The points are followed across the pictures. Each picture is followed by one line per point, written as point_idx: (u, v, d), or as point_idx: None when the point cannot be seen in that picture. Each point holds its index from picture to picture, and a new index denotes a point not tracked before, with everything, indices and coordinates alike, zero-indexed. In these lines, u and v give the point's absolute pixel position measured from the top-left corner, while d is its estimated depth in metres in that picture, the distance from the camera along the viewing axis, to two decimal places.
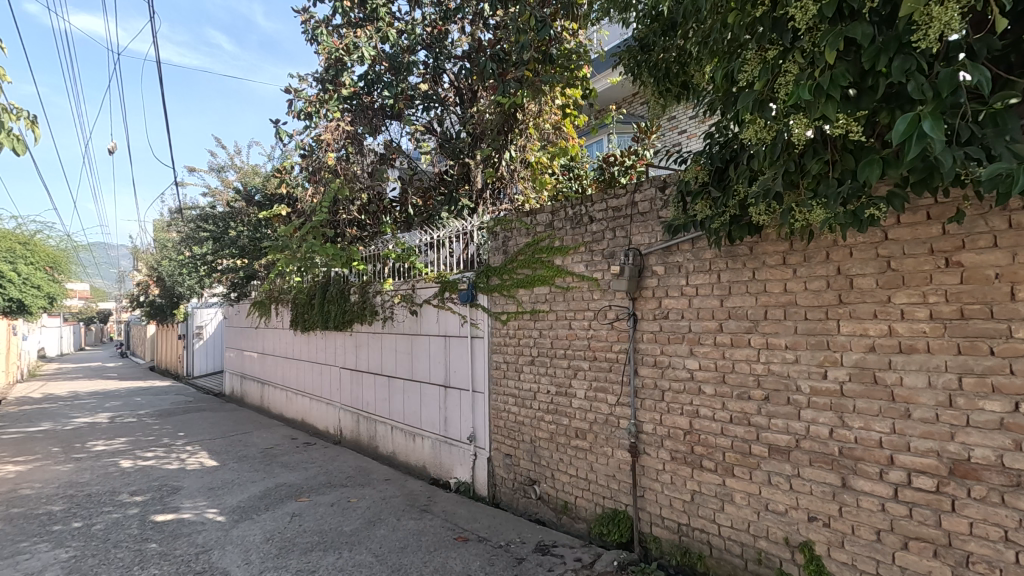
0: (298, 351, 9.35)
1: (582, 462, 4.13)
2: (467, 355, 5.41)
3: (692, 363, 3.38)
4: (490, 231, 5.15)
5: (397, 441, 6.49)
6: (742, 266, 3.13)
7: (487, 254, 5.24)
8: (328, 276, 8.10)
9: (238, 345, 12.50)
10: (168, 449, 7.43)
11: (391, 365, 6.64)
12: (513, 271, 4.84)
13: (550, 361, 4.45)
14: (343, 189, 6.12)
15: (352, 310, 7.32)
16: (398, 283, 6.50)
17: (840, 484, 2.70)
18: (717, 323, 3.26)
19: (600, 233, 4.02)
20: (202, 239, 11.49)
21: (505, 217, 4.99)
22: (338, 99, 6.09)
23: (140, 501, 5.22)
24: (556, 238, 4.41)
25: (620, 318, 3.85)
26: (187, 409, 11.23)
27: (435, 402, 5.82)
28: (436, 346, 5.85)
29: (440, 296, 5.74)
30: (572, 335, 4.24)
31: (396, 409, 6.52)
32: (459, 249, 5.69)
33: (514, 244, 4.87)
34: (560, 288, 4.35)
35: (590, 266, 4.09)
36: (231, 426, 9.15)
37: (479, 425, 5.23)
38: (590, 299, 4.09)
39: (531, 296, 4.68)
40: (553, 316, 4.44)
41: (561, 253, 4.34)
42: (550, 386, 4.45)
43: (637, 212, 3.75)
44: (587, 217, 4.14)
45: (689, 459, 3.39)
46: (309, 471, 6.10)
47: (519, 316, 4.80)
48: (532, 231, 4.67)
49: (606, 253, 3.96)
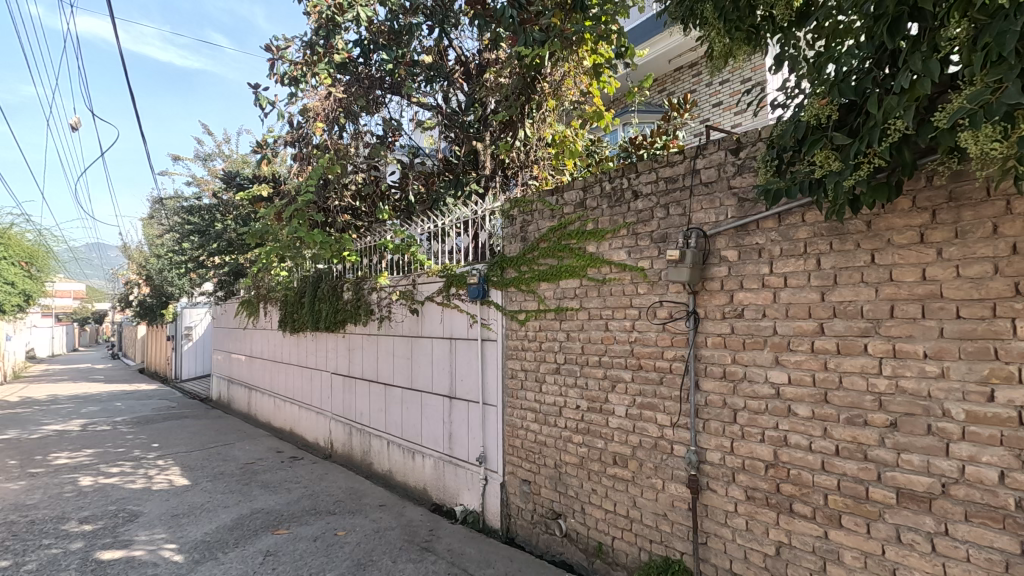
0: (287, 355, 8.55)
1: (622, 495, 3.34)
2: (476, 361, 4.62)
3: (778, 377, 2.60)
4: (506, 215, 4.37)
5: (394, 458, 5.70)
6: (853, 247, 2.35)
7: (502, 242, 4.46)
8: (318, 271, 7.31)
9: (226, 348, 11.70)
10: (136, 465, 6.61)
11: (388, 371, 5.85)
12: (533, 261, 4.05)
13: (580, 370, 3.66)
14: (334, 168, 5.32)
15: (345, 309, 6.57)
16: (396, 278, 5.73)
17: (1017, 553, 1.91)
18: (816, 323, 2.46)
19: (647, 210, 3.24)
20: (185, 232, 10.66)
21: (525, 197, 4.23)
22: (329, 63, 5.29)
23: (88, 532, 4.41)
24: (588, 220, 3.62)
25: (674, 318, 3.06)
26: (168, 416, 10.41)
27: (439, 415, 5.04)
28: (439, 350, 5.07)
29: (445, 292, 4.96)
30: (610, 339, 3.45)
31: (393, 422, 5.74)
32: (468, 238, 4.93)
33: (535, 229, 4.10)
34: (593, 281, 3.56)
35: (634, 253, 3.30)
36: (212, 436, 8.33)
37: (490, 444, 4.43)
38: (632, 294, 3.31)
39: (555, 291, 3.89)
40: (583, 315, 3.65)
41: (595, 238, 3.56)
42: (580, 401, 3.66)
43: (698, 183, 2.98)
44: (629, 193, 3.36)
45: (773, 501, 2.60)
46: (293, 493, 5.29)
47: (540, 315, 4.00)
48: (558, 213, 3.88)
49: (656, 235, 3.17)
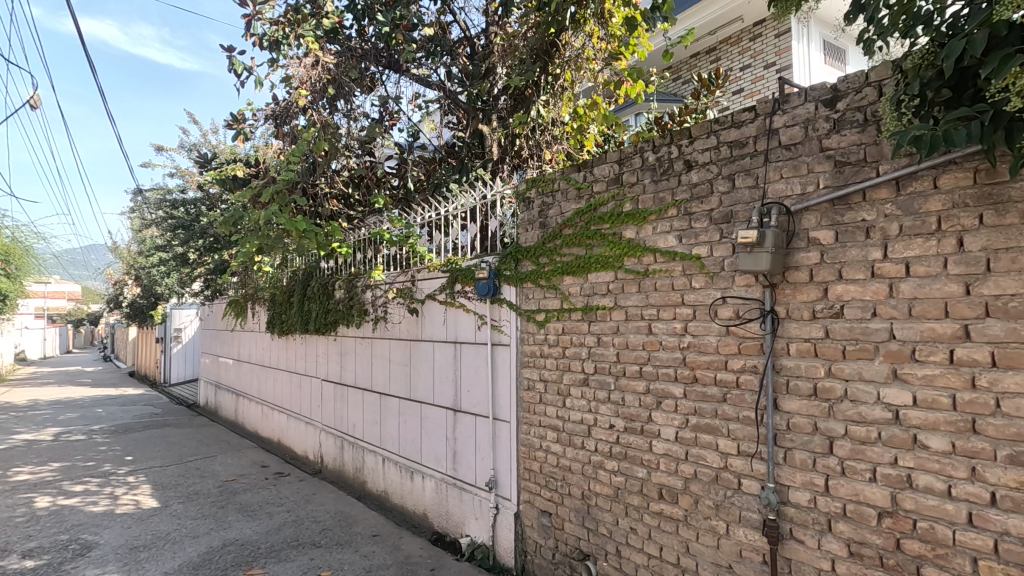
0: (275, 359, 7.89)
1: (671, 539, 2.70)
2: (484, 370, 3.97)
3: (899, 397, 1.95)
4: (522, 198, 3.74)
5: (389, 478, 5.06)
6: (1017, 221, 1.71)
7: (517, 230, 3.83)
8: (308, 267, 6.68)
9: (213, 351, 11.03)
10: (103, 482, 5.93)
11: (384, 379, 5.20)
12: (555, 251, 3.42)
13: (614, 382, 3.02)
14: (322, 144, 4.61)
15: (337, 310, 5.94)
16: (393, 274, 5.12)
17: None
18: (957, 325, 1.82)
19: (704, 184, 2.61)
20: (169, 227, 9.99)
21: (544, 175, 3.60)
22: (316, 26, 4.66)
23: (28, 571, 3.74)
24: (624, 200, 2.98)
25: (744, 319, 2.42)
26: (149, 424, 9.72)
27: (441, 431, 4.40)
28: (442, 356, 4.42)
29: (449, 289, 4.32)
30: (654, 345, 2.81)
31: (388, 436, 5.10)
32: (475, 227, 4.30)
33: (556, 213, 3.46)
34: (631, 273, 2.92)
35: (686, 238, 2.66)
36: (193, 447, 7.66)
37: (502, 467, 3.80)
38: (683, 288, 2.67)
39: (582, 287, 3.25)
40: (618, 315, 3.01)
41: (634, 220, 2.92)
42: (614, 420, 3.02)
43: (775, 145, 2.34)
44: (679, 163, 2.72)
45: (890, 562, 1.96)
46: (274, 518, 4.63)
47: (563, 315, 3.36)
48: (586, 192, 3.25)
49: (717, 214, 2.54)
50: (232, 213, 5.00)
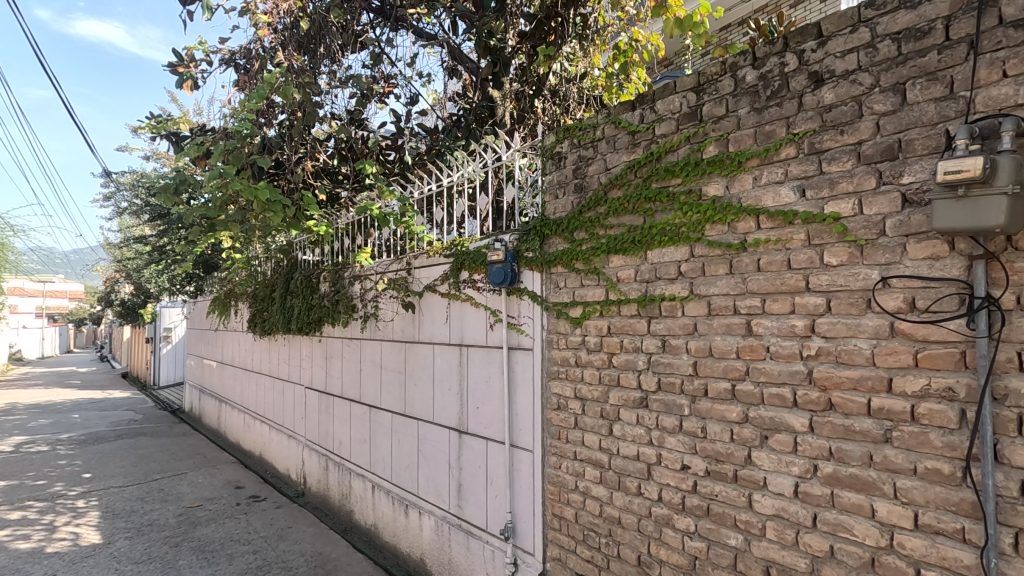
0: (257, 363, 7.01)
1: None
2: (498, 381, 3.05)
3: None
4: (549, 156, 2.84)
5: (379, 509, 4.17)
6: None
7: (542, 199, 2.93)
8: (292, 257, 5.80)
9: (198, 352, 10.18)
10: (46, 508, 5.04)
11: (374, 389, 4.31)
12: (598, 222, 2.51)
13: (689, 404, 2.11)
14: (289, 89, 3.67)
15: (320, 306, 5.05)
16: (386, 262, 4.25)
17: None
18: None
19: (847, 104, 1.69)
20: (147, 217, 9.13)
21: (580, 121, 2.70)
22: None
23: None
24: (707, 141, 2.08)
25: (924, 314, 1.51)
26: (123, 433, 8.84)
27: (442, 456, 3.50)
28: (444, 363, 3.52)
29: (453, 278, 3.42)
30: (755, 352, 1.90)
31: (379, 459, 4.21)
32: (486, 199, 3.41)
33: (596, 171, 2.55)
34: (718, 247, 2.02)
35: (815, 191, 1.76)
36: (163, 462, 6.77)
37: (522, 509, 2.90)
38: (808, 267, 1.76)
39: (638, 270, 2.33)
40: (696, 309, 2.10)
41: (723, 169, 2.01)
42: (688, 458, 2.11)
43: (989, 26, 1.43)
44: (800, 78, 1.81)
45: None
46: (236, 564, 3.73)
47: (609, 309, 2.45)
48: (642, 138, 2.34)
49: (871, 147, 1.63)
50: (177, 180, 4.02)
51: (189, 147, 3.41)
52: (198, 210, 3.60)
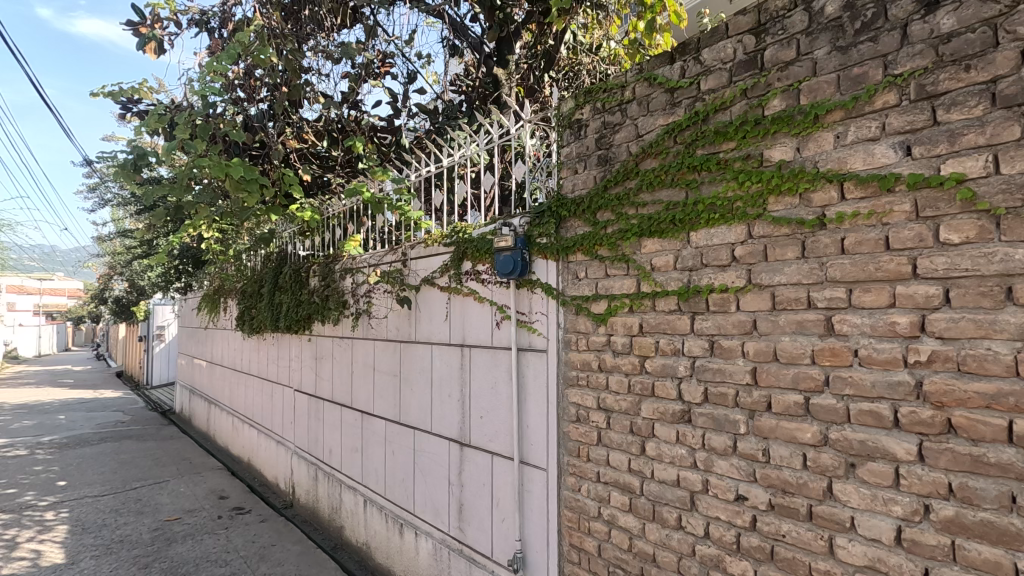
0: (246, 363, 6.60)
1: None
2: (506, 387, 2.65)
3: None
4: (567, 124, 2.43)
5: (371, 526, 3.77)
6: None
7: (558, 176, 2.53)
8: (281, 249, 5.39)
9: (189, 351, 9.78)
10: (11, 521, 4.64)
11: (366, 394, 3.91)
12: (627, 199, 2.11)
13: (746, 421, 1.71)
14: (268, 52, 3.23)
15: (310, 302, 4.64)
16: (380, 252, 3.84)
17: None
18: None
19: (974, 30, 1.29)
20: (133, 209, 8.71)
21: (604, 81, 2.29)
22: None
23: None
24: (771, 94, 1.67)
25: None
26: (107, 436, 8.43)
27: (441, 471, 3.10)
28: (444, 366, 3.11)
29: (454, 270, 3.02)
30: (839, 356, 1.50)
31: (371, 471, 3.81)
32: (492, 179, 3.00)
33: (625, 139, 2.15)
34: (787, 225, 1.61)
35: (925, 148, 1.35)
36: (145, 468, 6.37)
37: (533, 537, 2.50)
38: (916, 247, 1.36)
39: (679, 256, 1.93)
40: (756, 303, 1.70)
41: (793, 127, 1.60)
42: (745, 488, 1.70)
43: None
44: (905, 2, 1.40)
45: None
46: None
47: (641, 303, 2.05)
48: (683, 96, 1.94)
49: (1012, 86, 1.23)
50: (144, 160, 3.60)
51: (149, 117, 2.87)
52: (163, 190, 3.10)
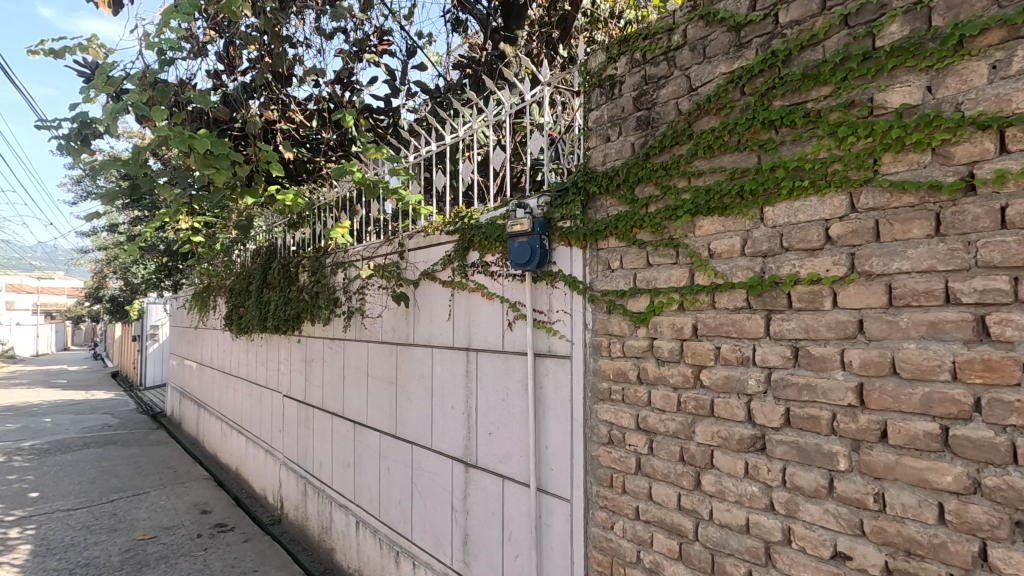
0: (235, 365, 6.19)
1: None
2: (521, 399, 2.23)
3: None
4: (596, 83, 2.01)
5: (364, 552, 3.35)
6: None
7: (584, 146, 2.11)
8: (271, 243, 4.98)
9: (180, 352, 9.37)
10: None
11: (358, 402, 3.49)
12: (676, 169, 1.69)
13: (849, 454, 1.28)
14: (244, 8, 2.81)
15: (298, 299, 4.22)
16: (375, 242, 3.42)
17: None
18: None
19: None
20: (118, 202, 8.28)
21: (644, 26, 1.87)
22: None
23: None
24: (886, 17, 1.25)
25: None
26: (91, 442, 7.99)
27: (442, 495, 2.68)
28: (446, 373, 2.69)
29: (458, 261, 2.60)
30: (1000, 371, 1.08)
31: (364, 489, 3.39)
32: (503, 155, 2.58)
33: (673, 95, 1.73)
34: (912, 190, 1.20)
35: None
36: (126, 478, 5.95)
37: None
38: None
39: (749, 238, 1.51)
40: (864, 297, 1.28)
41: (923, 58, 1.19)
42: (848, 544, 1.28)
43: None
44: None
45: None
46: None
47: (696, 299, 1.63)
48: (753, 32, 1.52)
49: None
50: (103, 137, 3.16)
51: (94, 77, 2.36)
52: (116, 167, 2.63)
